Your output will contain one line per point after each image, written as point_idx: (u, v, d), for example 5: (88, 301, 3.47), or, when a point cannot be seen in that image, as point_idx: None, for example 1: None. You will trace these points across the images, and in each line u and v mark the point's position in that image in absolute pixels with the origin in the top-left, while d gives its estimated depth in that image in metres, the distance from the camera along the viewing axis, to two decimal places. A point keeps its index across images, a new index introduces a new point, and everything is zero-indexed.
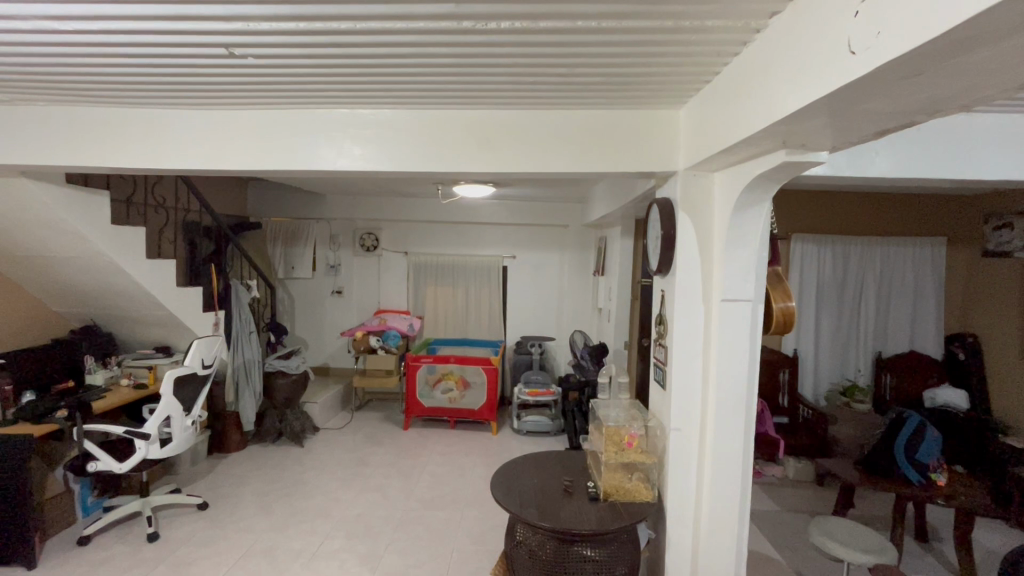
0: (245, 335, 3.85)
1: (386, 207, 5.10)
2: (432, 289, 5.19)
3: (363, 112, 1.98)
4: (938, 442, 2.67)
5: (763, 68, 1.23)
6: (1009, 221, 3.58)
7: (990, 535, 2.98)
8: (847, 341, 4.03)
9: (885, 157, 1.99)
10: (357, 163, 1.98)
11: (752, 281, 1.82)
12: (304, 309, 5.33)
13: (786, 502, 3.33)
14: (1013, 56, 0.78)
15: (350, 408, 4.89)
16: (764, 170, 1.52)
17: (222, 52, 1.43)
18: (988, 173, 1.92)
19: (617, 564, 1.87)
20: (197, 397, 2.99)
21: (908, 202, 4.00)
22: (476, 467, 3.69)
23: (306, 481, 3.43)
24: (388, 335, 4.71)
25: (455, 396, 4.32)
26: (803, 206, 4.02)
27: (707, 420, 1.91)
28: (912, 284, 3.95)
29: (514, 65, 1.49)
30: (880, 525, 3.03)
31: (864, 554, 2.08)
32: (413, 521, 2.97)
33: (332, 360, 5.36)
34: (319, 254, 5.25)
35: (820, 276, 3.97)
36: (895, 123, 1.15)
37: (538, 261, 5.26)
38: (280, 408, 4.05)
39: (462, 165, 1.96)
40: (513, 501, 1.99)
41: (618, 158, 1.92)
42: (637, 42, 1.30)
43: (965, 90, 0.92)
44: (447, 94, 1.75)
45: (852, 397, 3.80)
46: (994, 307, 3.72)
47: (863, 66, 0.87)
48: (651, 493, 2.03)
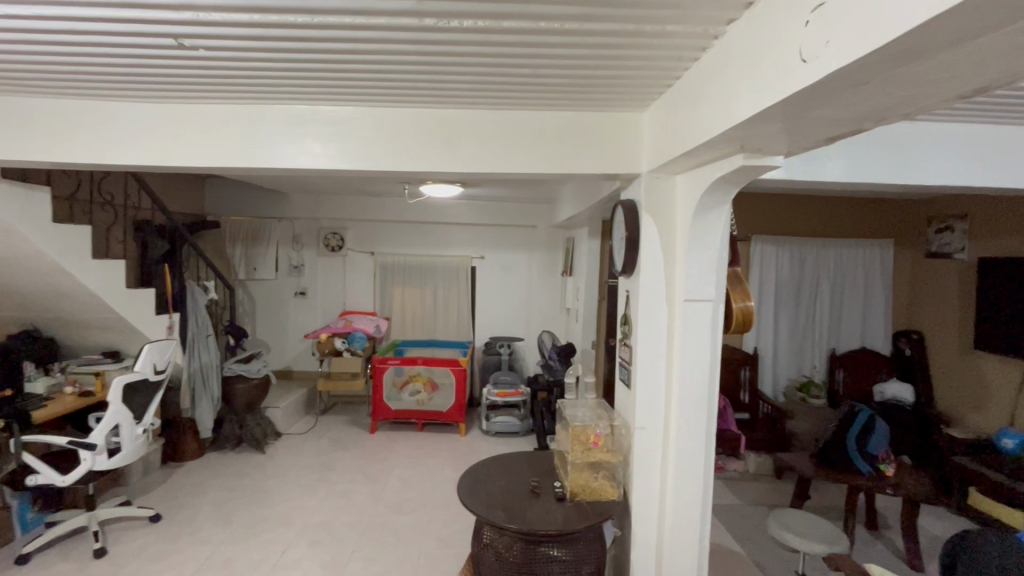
0: (202, 338, 3.70)
1: (351, 206, 4.99)
2: (400, 290, 5.12)
3: (324, 109, 1.93)
4: (887, 434, 2.75)
5: (722, 73, 1.25)
6: (950, 224, 3.80)
7: (935, 521, 3.14)
8: (803, 339, 4.19)
9: (836, 162, 2.06)
10: (318, 161, 1.94)
11: (713, 282, 1.87)
12: (265, 310, 5.15)
13: (747, 495, 3.43)
14: (952, 67, 0.82)
15: (314, 412, 4.76)
16: (724, 173, 1.56)
17: (171, 42, 1.37)
18: (929, 180, 2.03)
19: (585, 563, 1.89)
20: (149, 403, 2.84)
21: (858, 206, 4.20)
22: (444, 469, 3.65)
23: (267, 489, 3.32)
24: (354, 336, 4.62)
25: (423, 397, 4.27)
26: (763, 208, 4.15)
27: (671, 419, 1.94)
28: (862, 284, 4.15)
29: (481, 66, 1.48)
30: (834, 514, 3.16)
31: (820, 544, 2.16)
32: (379, 526, 2.91)
33: (296, 362, 5.21)
34: (282, 254, 5.11)
35: (779, 276, 4.11)
36: (845, 130, 1.19)
37: (506, 262, 5.26)
38: (240, 414, 3.91)
39: (428, 165, 1.94)
40: (480, 503, 1.97)
41: (586, 159, 1.93)
42: (602, 44, 1.31)
43: (909, 98, 0.96)
44: (412, 92, 1.72)
45: (808, 392, 4.02)
46: (936, 305, 3.93)
47: (815, 74, 0.89)
48: (617, 492, 2.06)
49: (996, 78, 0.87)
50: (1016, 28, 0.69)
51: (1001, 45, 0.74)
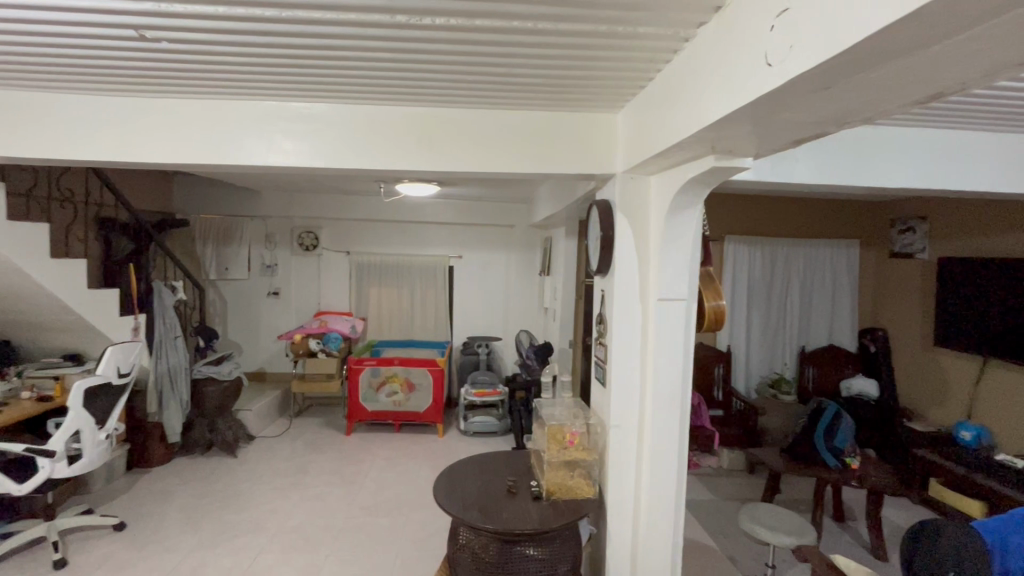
0: (170, 340, 3.59)
1: (325, 204, 4.90)
2: (376, 290, 5.06)
3: (295, 105, 1.89)
4: (852, 429, 2.86)
5: (692, 75, 1.27)
6: (912, 225, 3.94)
7: (898, 511, 3.25)
8: (775, 336, 4.29)
9: (804, 163, 2.11)
10: (290, 158, 1.90)
11: (686, 281, 1.89)
12: (237, 310, 5.04)
13: (721, 491, 3.50)
14: (908, 73, 0.85)
15: (288, 414, 4.67)
16: (695, 174, 1.58)
17: (132, 35, 1.32)
18: (891, 182, 2.10)
19: (561, 561, 1.90)
20: (113, 408, 2.74)
21: (826, 207, 4.32)
22: (421, 470, 3.63)
23: (239, 493, 3.24)
24: (329, 337, 4.55)
25: (399, 398, 4.23)
26: (736, 209, 4.23)
27: (645, 416, 1.96)
28: (830, 284, 4.27)
29: (453, 64, 1.47)
30: (803, 507, 3.25)
31: (789, 537, 2.22)
32: (354, 529, 2.88)
33: (269, 363, 5.10)
34: (255, 253, 5.00)
35: (751, 275, 4.20)
36: (810, 133, 1.22)
37: (484, 262, 5.24)
38: (210, 417, 3.81)
39: (402, 164, 1.91)
40: (455, 504, 1.96)
41: (561, 159, 1.94)
42: (576, 45, 1.32)
43: (869, 103, 0.99)
44: (385, 90, 1.71)
45: (779, 389, 4.10)
46: (899, 303, 4.07)
47: (778, 79, 0.92)
48: (593, 489, 2.07)
49: (948, 85, 0.91)
50: (967, 37, 0.71)
51: (954, 53, 0.76)
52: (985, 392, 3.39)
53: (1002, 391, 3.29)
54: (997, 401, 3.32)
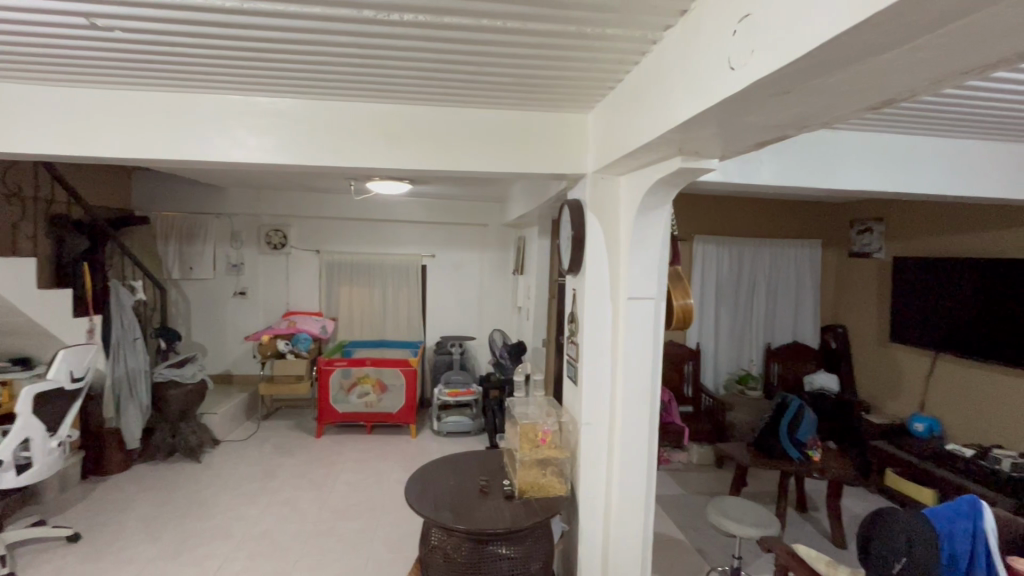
0: (128, 342, 3.44)
1: (294, 202, 4.78)
2: (347, 290, 4.98)
3: (261, 100, 1.84)
4: (814, 423, 2.94)
5: (660, 77, 1.29)
6: (870, 225, 4.10)
7: (857, 501, 3.39)
8: (742, 334, 4.40)
9: (769, 165, 2.17)
10: (254, 155, 1.84)
11: (655, 280, 1.92)
12: (202, 311, 4.88)
13: (690, 485, 3.57)
14: (863, 80, 0.88)
15: (256, 418, 4.55)
16: (663, 176, 1.61)
17: (83, 22, 1.26)
18: (849, 185, 2.18)
19: (533, 559, 1.90)
20: (65, 414, 2.62)
21: (791, 207, 4.46)
22: (393, 472, 3.58)
23: (204, 500, 3.14)
24: (298, 338, 4.45)
25: (371, 399, 4.17)
26: (704, 209, 4.32)
27: (616, 413, 1.99)
28: (794, 282, 4.41)
29: (423, 62, 1.46)
30: (768, 499, 3.35)
31: (754, 528, 2.28)
32: (324, 533, 2.82)
33: (235, 365, 4.95)
34: (220, 252, 4.85)
35: (719, 273, 4.30)
36: (772, 136, 1.25)
37: (457, 261, 5.21)
38: (172, 422, 3.67)
39: (372, 162, 1.88)
40: (427, 505, 1.94)
41: (532, 158, 1.94)
42: (546, 45, 1.32)
43: (827, 108, 1.03)
44: (353, 85, 1.67)
45: (746, 384, 4.20)
46: (858, 301, 4.24)
47: (741, 82, 0.94)
48: (565, 487, 2.09)
49: (899, 92, 0.95)
50: (914, 46, 0.75)
51: (903, 61, 0.80)
52: (936, 385, 3.56)
53: (952, 383, 3.46)
54: (947, 393, 3.49)
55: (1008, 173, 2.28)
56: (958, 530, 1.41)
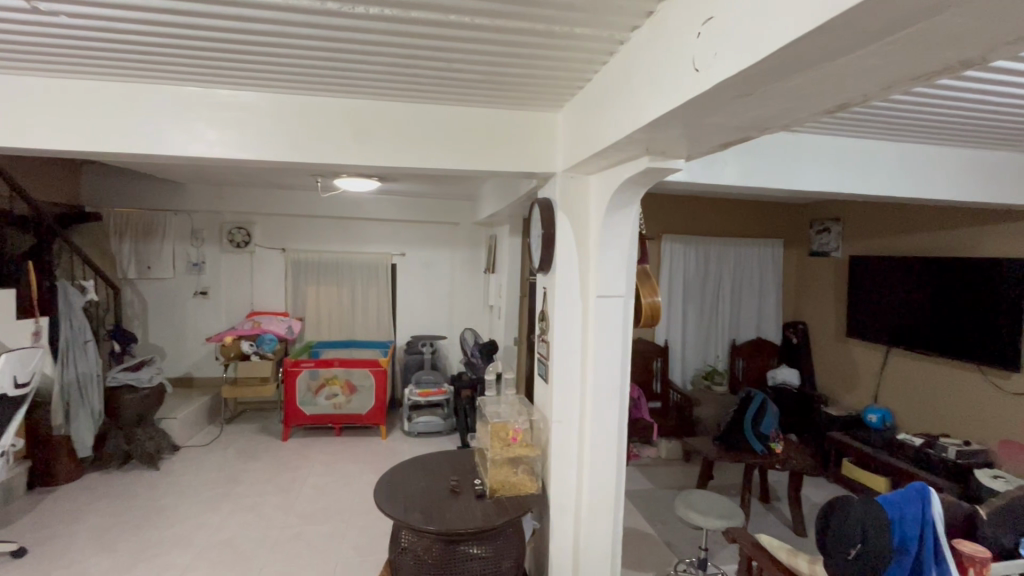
0: (79, 345, 3.35)
1: (257, 198, 4.64)
2: (314, 289, 4.87)
3: (220, 93, 1.77)
4: (777, 416, 3.01)
5: (627, 78, 1.30)
6: (828, 226, 4.27)
7: (817, 490, 3.52)
8: (708, 331, 4.51)
9: (733, 166, 2.23)
10: (213, 150, 1.78)
11: (624, 278, 1.95)
12: (159, 311, 4.68)
13: (659, 479, 3.65)
14: (819, 83, 0.90)
15: (218, 422, 4.40)
16: (631, 175, 1.63)
17: (23, 6, 1.19)
18: (809, 186, 2.26)
19: (504, 558, 1.90)
20: (8, 421, 2.47)
21: (755, 208, 4.59)
22: (363, 474, 3.52)
23: (162, 508, 3.01)
24: (263, 339, 4.32)
25: (340, 401, 4.09)
26: (671, 209, 4.41)
27: (586, 410, 2.01)
28: (758, 280, 4.55)
29: (390, 57, 1.44)
30: (733, 491, 3.45)
31: (720, 520, 2.34)
32: (290, 539, 2.75)
33: (196, 367, 4.78)
34: (179, 250, 4.67)
35: (686, 272, 4.39)
36: (735, 137, 1.28)
37: (428, 260, 5.17)
38: (127, 428, 3.51)
39: (338, 158, 1.84)
40: (398, 507, 1.92)
41: (502, 156, 1.93)
42: (516, 43, 1.32)
43: (786, 110, 1.06)
44: (318, 79, 1.63)
45: (712, 379, 4.30)
46: (817, 298, 4.41)
47: (704, 83, 0.96)
48: (535, 485, 2.09)
49: (853, 96, 0.98)
50: (867, 52, 0.77)
51: (855, 66, 0.83)
52: (889, 378, 3.74)
53: (903, 376, 3.63)
54: (899, 385, 3.67)
55: (953, 176, 2.40)
56: (909, 516, 1.46)
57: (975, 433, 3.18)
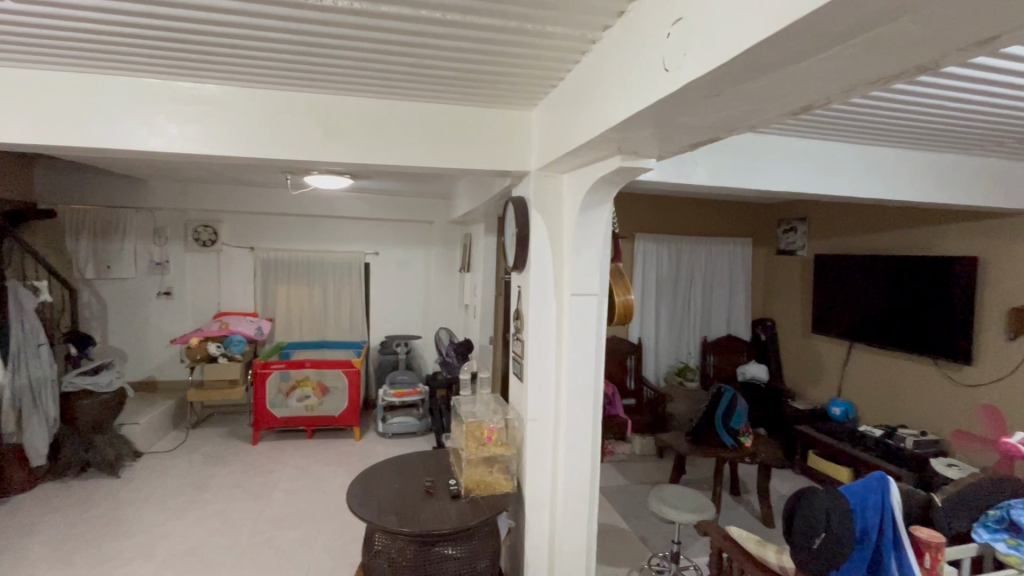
0: (31, 349, 3.16)
1: (224, 195, 4.50)
2: (285, 289, 4.75)
3: (181, 85, 1.71)
4: (745, 412, 3.09)
5: (599, 78, 1.31)
6: (795, 225, 4.40)
7: (784, 481, 3.63)
8: (680, 328, 4.59)
9: (703, 166, 2.27)
10: (175, 145, 1.71)
11: (598, 276, 1.96)
12: (120, 312, 4.49)
13: (633, 475, 3.70)
14: (783, 85, 0.93)
15: (184, 426, 4.26)
16: (604, 174, 1.64)
17: None
18: (776, 186, 2.31)
19: (480, 558, 1.89)
20: None
21: (726, 207, 4.69)
22: (336, 477, 3.46)
23: (123, 518, 2.89)
24: (231, 340, 4.19)
25: (311, 403, 4.00)
26: (644, 208, 4.47)
27: (560, 408, 2.01)
28: (728, 278, 4.66)
29: (361, 51, 1.41)
30: (705, 485, 3.52)
31: (691, 514, 2.39)
32: (260, 545, 2.68)
33: (160, 371, 4.61)
34: (141, 249, 4.49)
35: (659, 270, 4.46)
36: (704, 138, 1.30)
37: (402, 259, 5.11)
38: (85, 435, 3.37)
39: (307, 155, 1.80)
40: (371, 510, 1.89)
41: (475, 154, 1.92)
42: (490, 40, 1.31)
43: (753, 112, 1.08)
44: (286, 74, 1.59)
45: (685, 376, 4.39)
46: (784, 295, 4.54)
47: (673, 83, 0.97)
48: (511, 483, 2.09)
49: (815, 99, 1.01)
50: (828, 56, 0.79)
51: (817, 70, 0.85)
52: (851, 372, 3.87)
53: (865, 370, 3.77)
54: (861, 379, 3.80)
55: (910, 177, 2.50)
56: (870, 506, 1.51)
57: (931, 423, 3.32)
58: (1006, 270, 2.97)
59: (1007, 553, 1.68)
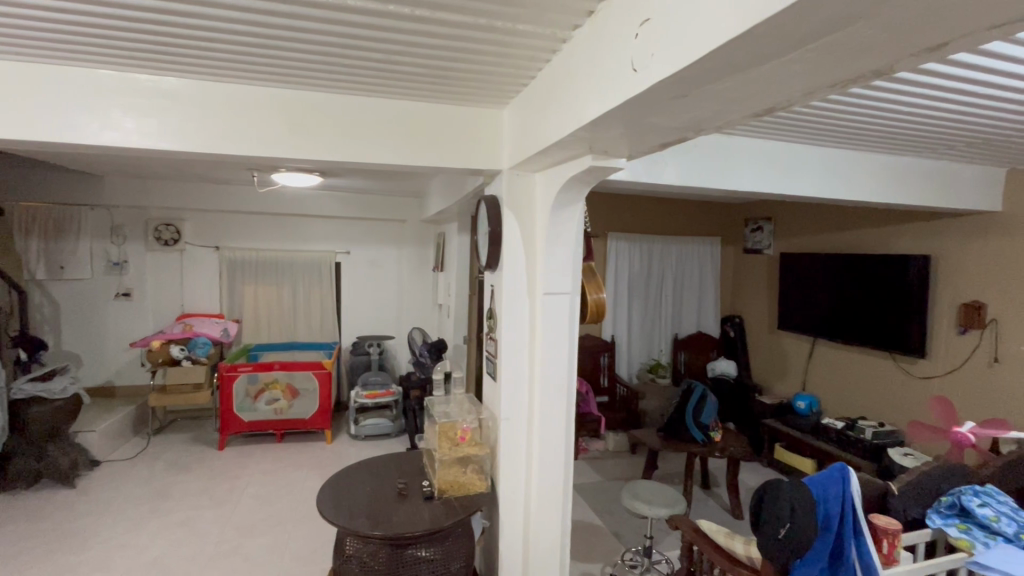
0: None
1: (187, 192, 4.35)
2: (252, 289, 4.63)
3: (138, 77, 1.64)
4: (716, 407, 3.18)
5: (569, 77, 1.32)
6: (761, 224, 4.52)
7: (753, 474, 3.73)
8: (652, 326, 4.66)
9: (673, 166, 2.31)
10: (131, 140, 1.64)
11: (570, 275, 1.97)
12: (75, 315, 4.29)
13: (607, 471, 3.74)
14: (747, 87, 0.94)
15: (146, 433, 4.10)
16: (575, 174, 1.65)
17: None
18: (742, 187, 2.37)
19: (454, 559, 1.88)
20: None
21: (695, 207, 4.78)
22: (307, 481, 3.39)
23: (79, 530, 2.76)
24: (196, 343, 4.06)
25: (281, 406, 3.90)
26: (616, 207, 4.52)
27: (534, 406, 2.02)
28: (698, 276, 4.75)
29: (327, 46, 1.37)
30: (677, 479, 3.59)
31: (663, 508, 2.42)
32: (227, 553, 2.61)
33: (119, 375, 4.43)
34: (97, 248, 4.30)
35: (631, 268, 4.52)
36: (672, 138, 1.32)
37: (374, 258, 5.04)
38: (37, 444, 3.20)
39: (273, 151, 1.75)
40: (342, 513, 1.85)
41: (446, 153, 1.91)
42: (459, 37, 1.30)
43: (719, 113, 1.10)
44: (249, 67, 1.54)
45: (657, 372, 4.48)
46: (752, 292, 4.66)
47: (641, 83, 0.98)
48: (485, 484, 2.09)
49: (778, 101, 1.03)
50: (791, 58, 0.81)
51: (779, 72, 0.87)
52: (815, 366, 4.01)
53: (827, 365, 3.91)
54: (824, 374, 3.94)
55: (869, 179, 2.60)
56: (832, 494, 1.57)
57: (888, 414, 3.47)
58: (957, 268, 3.11)
59: (958, 536, 1.72)
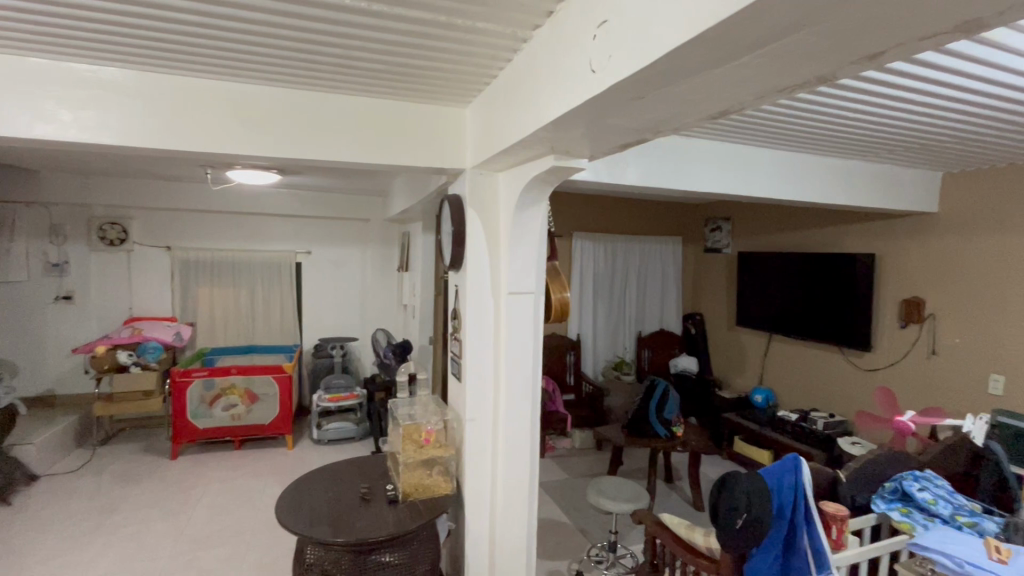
0: None
1: (134, 189, 4.13)
2: (207, 291, 4.45)
3: (75, 66, 1.54)
4: (677, 402, 3.27)
5: (530, 77, 1.32)
6: (720, 224, 4.67)
7: (713, 467, 3.85)
8: (617, 324, 4.73)
9: (635, 167, 2.35)
10: (68, 133, 1.55)
11: (534, 274, 1.97)
12: (9, 320, 4.01)
13: (573, 469, 3.77)
14: (702, 90, 0.96)
15: (90, 443, 3.88)
16: (538, 173, 1.66)
17: None
18: (701, 187, 2.44)
19: (419, 562, 1.86)
20: None
21: (658, 207, 4.89)
22: (266, 489, 3.28)
23: (15, 549, 2.59)
24: (146, 347, 3.88)
25: (238, 411, 3.76)
26: (581, 208, 4.57)
27: (499, 406, 2.01)
28: (660, 275, 4.86)
29: (277, 38, 1.33)
30: (641, 474, 3.67)
31: (627, 503, 2.46)
32: (180, 567, 2.49)
33: (61, 383, 4.17)
34: (34, 249, 4.03)
35: (596, 268, 4.58)
36: (632, 139, 1.34)
37: (337, 258, 4.92)
38: None
39: (225, 147, 1.68)
40: (302, 521, 1.80)
41: (407, 151, 1.88)
42: (415, 33, 1.28)
43: (677, 114, 1.12)
44: (195, 58, 1.47)
45: (621, 370, 4.53)
46: (712, 290, 4.80)
47: (600, 84, 0.99)
48: (450, 485, 2.07)
49: (732, 103, 1.05)
50: (743, 62, 0.83)
51: (732, 76, 0.89)
52: (772, 361, 4.16)
53: (782, 360, 4.07)
54: (780, 368, 4.09)
55: (819, 181, 2.72)
56: (786, 483, 1.62)
57: (839, 406, 3.63)
58: (899, 266, 3.29)
59: (900, 519, 1.82)
